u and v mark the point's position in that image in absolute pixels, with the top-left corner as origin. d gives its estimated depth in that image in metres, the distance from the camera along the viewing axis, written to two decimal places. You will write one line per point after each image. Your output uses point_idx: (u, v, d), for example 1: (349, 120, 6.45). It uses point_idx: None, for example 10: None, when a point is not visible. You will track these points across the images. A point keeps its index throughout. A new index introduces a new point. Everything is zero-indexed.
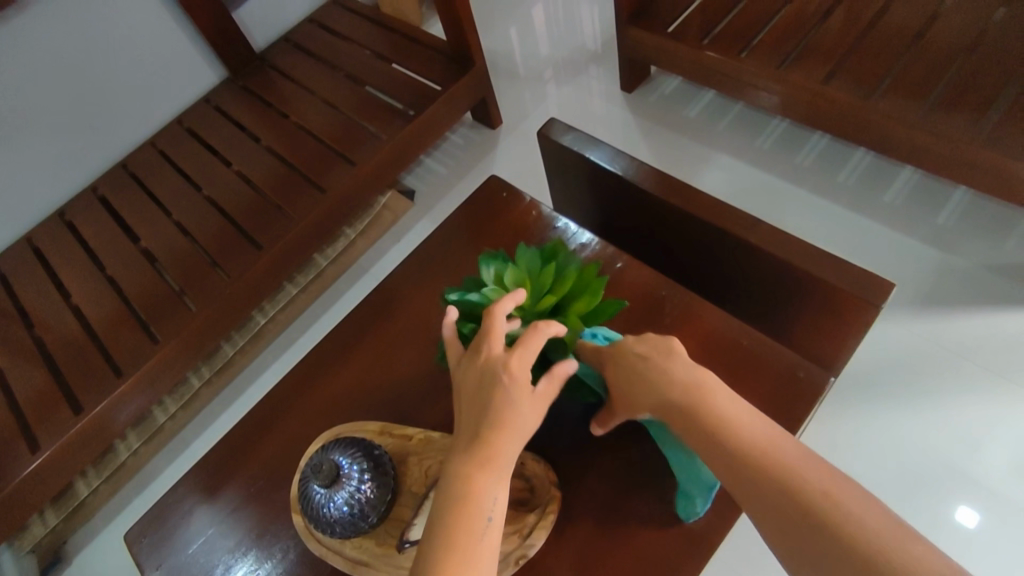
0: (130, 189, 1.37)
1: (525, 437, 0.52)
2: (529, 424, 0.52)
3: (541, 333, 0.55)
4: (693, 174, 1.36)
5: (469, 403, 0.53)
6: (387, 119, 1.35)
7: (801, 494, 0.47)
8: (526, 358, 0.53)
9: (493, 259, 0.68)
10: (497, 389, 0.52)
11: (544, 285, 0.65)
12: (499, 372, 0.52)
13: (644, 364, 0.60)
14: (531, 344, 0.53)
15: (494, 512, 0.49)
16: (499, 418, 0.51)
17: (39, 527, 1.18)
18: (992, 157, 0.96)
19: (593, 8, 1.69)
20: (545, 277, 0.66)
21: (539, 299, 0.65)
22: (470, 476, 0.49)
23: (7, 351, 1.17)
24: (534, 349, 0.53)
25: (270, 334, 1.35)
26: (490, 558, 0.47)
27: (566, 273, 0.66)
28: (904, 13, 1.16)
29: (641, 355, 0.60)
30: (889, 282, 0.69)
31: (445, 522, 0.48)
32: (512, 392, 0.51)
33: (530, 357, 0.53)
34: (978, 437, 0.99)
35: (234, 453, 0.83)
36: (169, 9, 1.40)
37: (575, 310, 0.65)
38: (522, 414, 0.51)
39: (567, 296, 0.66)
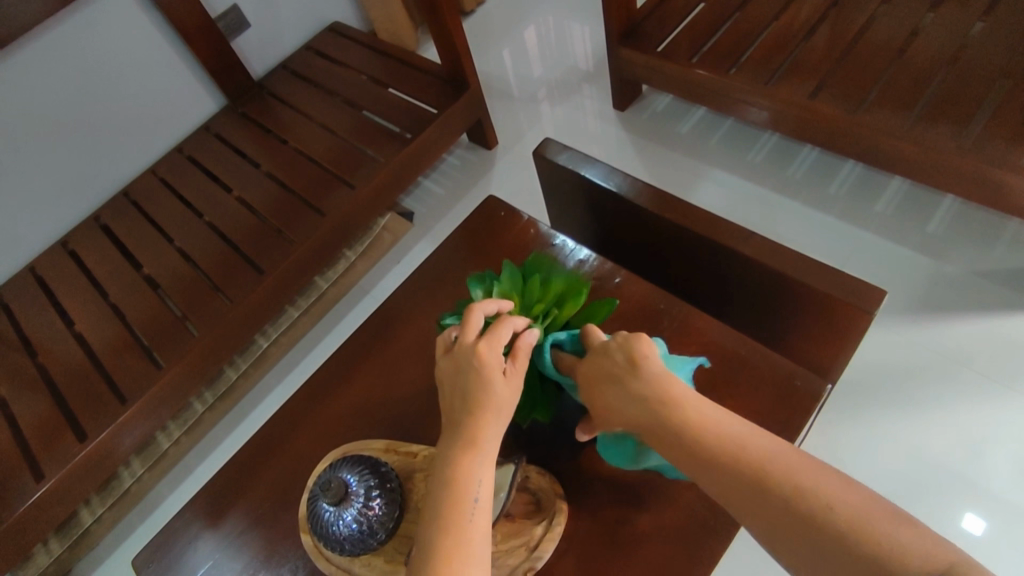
0: (132, 217, 1.38)
1: (506, 417, 0.54)
2: (505, 405, 0.54)
3: (511, 320, 0.59)
4: (686, 188, 1.38)
5: (454, 395, 0.55)
6: (384, 142, 1.37)
7: (808, 511, 0.42)
8: (496, 342, 0.56)
9: (479, 280, 0.69)
10: (473, 374, 0.54)
11: (531, 296, 0.66)
12: (471, 358, 0.55)
13: (605, 372, 0.55)
14: (501, 328, 0.57)
15: (481, 493, 0.51)
16: (477, 402, 0.53)
17: (44, 556, 1.17)
18: (976, 167, 0.98)
19: (583, 30, 1.73)
20: (532, 290, 0.67)
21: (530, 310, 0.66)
22: (456, 462, 0.52)
23: (12, 380, 1.17)
24: (504, 332, 0.57)
25: (272, 358, 1.36)
26: (483, 538, 0.49)
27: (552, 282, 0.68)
28: (884, 29, 1.19)
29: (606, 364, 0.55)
30: (881, 290, 0.70)
31: (438, 508, 0.50)
32: (485, 374, 0.54)
33: (501, 339, 0.56)
34: (978, 443, 0.99)
35: (240, 476, 0.84)
36: (169, 41, 1.43)
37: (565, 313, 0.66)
38: (498, 398, 0.54)
39: (556, 303, 0.68)
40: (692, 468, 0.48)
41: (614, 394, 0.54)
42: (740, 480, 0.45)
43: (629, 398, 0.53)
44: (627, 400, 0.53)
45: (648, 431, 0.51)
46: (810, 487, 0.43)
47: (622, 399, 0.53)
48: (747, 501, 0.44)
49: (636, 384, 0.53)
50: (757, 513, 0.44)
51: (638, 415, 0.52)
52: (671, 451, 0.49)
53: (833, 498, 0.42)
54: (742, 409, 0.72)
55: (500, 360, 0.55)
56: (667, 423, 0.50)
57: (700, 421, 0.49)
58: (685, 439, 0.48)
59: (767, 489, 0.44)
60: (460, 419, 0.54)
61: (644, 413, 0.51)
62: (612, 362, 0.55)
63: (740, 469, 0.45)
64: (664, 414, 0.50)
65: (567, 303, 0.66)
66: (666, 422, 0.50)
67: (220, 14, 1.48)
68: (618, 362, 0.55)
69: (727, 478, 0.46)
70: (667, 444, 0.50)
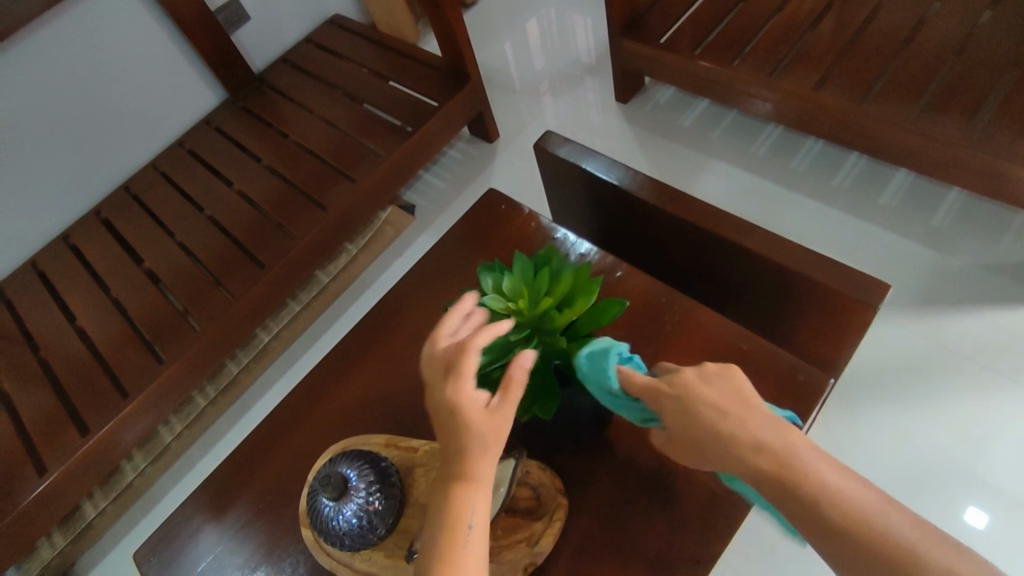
0: (133, 211, 1.38)
1: (498, 439, 0.50)
2: (490, 430, 0.49)
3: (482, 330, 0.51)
4: (689, 181, 1.37)
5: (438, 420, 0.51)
6: (385, 135, 1.37)
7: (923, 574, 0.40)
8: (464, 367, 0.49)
9: (490, 270, 0.69)
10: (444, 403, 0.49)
11: (539, 289, 0.65)
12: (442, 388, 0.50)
13: (702, 405, 0.50)
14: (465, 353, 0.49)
15: (475, 517, 0.49)
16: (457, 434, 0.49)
17: (48, 549, 1.17)
18: (981, 159, 0.97)
19: (585, 22, 1.71)
20: (540, 283, 0.66)
21: (537, 304, 0.64)
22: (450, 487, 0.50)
23: (13, 374, 1.18)
24: (472, 354, 0.49)
25: (274, 351, 1.36)
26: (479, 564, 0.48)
27: (561, 277, 0.66)
28: (890, 19, 1.18)
29: (692, 392, 0.51)
30: (885, 284, 0.69)
31: (438, 535, 0.49)
32: (457, 405, 0.49)
33: (468, 364, 0.49)
34: (979, 438, 0.99)
35: (240, 470, 0.84)
36: (170, 34, 1.42)
37: (575, 308, 0.65)
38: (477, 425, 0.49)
39: (565, 298, 0.66)
40: (802, 521, 0.45)
41: (715, 432, 0.49)
42: (857, 539, 0.42)
43: (735, 440, 0.48)
44: (731, 442, 0.48)
45: (754, 475, 0.47)
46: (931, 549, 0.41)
47: (726, 440, 0.49)
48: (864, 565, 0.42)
49: (741, 422, 0.49)
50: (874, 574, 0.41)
51: (745, 459, 0.48)
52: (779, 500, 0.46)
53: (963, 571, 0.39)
54: None
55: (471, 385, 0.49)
56: (778, 471, 0.46)
57: (811, 467, 0.45)
58: (797, 491, 0.45)
59: (887, 553, 0.41)
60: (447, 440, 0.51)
61: (755, 459, 0.47)
62: (713, 397, 0.50)
63: (860, 530, 0.42)
64: (772, 458, 0.46)
65: (577, 299, 0.65)
66: (777, 471, 0.46)
67: (219, 6, 1.47)
68: (724, 399, 0.50)
69: (842, 536, 0.42)
70: (773, 491, 0.46)
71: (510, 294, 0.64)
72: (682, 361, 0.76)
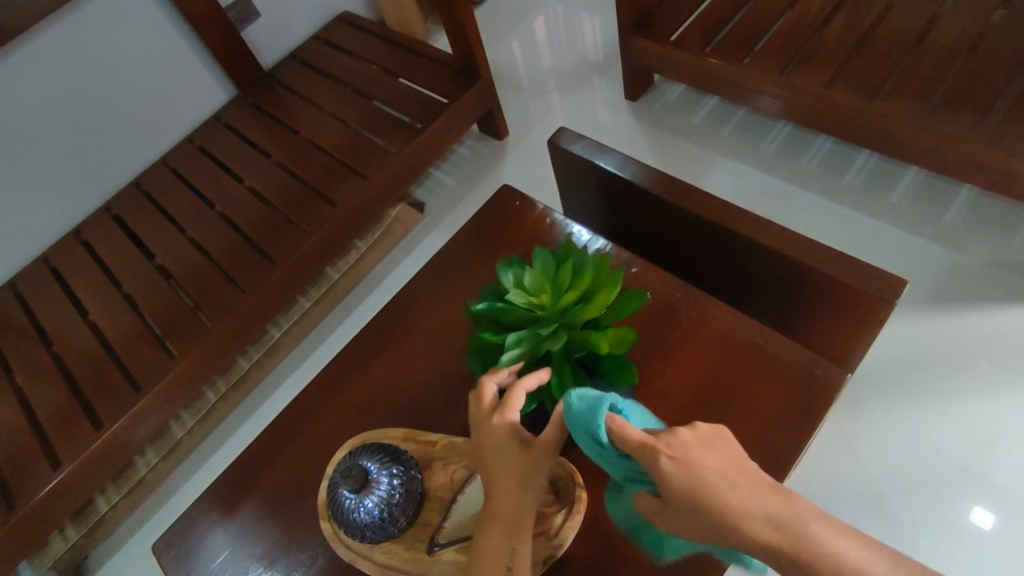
0: (144, 207, 1.39)
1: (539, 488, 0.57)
2: (532, 476, 0.56)
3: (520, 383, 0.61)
4: (699, 177, 1.37)
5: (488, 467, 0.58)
6: (395, 132, 1.37)
7: None
8: (510, 413, 0.59)
9: (510, 264, 0.70)
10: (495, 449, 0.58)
11: (562, 284, 0.67)
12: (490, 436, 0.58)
13: (707, 476, 0.44)
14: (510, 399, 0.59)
15: (514, 562, 0.54)
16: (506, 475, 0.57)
17: (60, 543, 1.18)
18: (995, 157, 0.97)
19: (594, 20, 1.72)
20: (562, 277, 0.67)
21: (560, 298, 0.66)
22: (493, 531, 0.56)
23: (26, 369, 1.18)
24: (516, 400, 0.60)
25: (284, 347, 1.36)
26: None
27: (583, 270, 0.67)
28: (901, 17, 1.18)
29: (692, 457, 0.45)
30: (902, 280, 0.69)
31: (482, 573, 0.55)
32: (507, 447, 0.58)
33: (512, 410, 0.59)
34: (990, 436, 0.99)
35: (257, 463, 0.84)
36: (180, 30, 1.42)
37: (598, 300, 0.65)
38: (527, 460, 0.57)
39: (589, 290, 0.66)
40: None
41: (723, 506, 0.43)
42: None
43: (744, 514, 0.42)
44: (740, 518, 0.42)
45: (767, 552, 0.41)
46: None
47: (736, 515, 0.42)
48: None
49: (749, 494, 0.43)
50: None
51: (757, 534, 0.41)
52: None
53: None
54: (760, 399, 0.72)
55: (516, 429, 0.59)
56: (797, 547, 0.40)
57: (828, 540, 0.39)
58: (822, 574, 0.39)
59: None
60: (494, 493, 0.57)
61: (766, 534, 0.41)
62: (715, 464, 0.45)
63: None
64: (787, 534, 0.40)
65: (599, 289, 0.65)
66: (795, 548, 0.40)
67: (230, 3, 1.48)
68: (724, 466, 0.45)
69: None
70: (789, 571, 0.40)
71: (532, 289, 0.66)
72: (698, 357, 0.77)
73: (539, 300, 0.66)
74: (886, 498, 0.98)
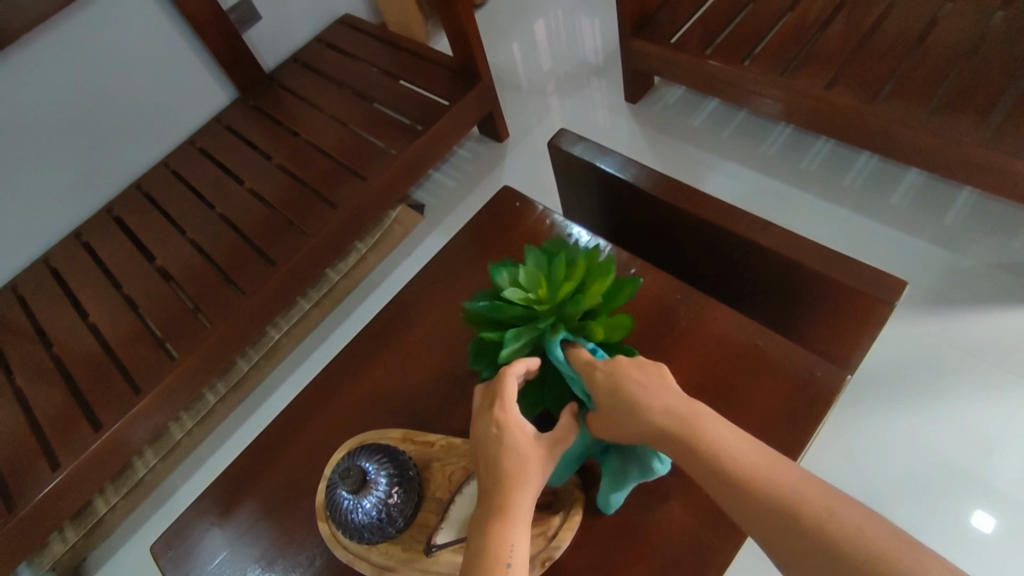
0: (144, 209, 1.39)
1: (536, 486, 0.54)
2: (531, 470, 0.54)
3: (512, 371, 0.60)
4: (699, 179, 1.37)
5: (485, 462, 0.56)
6: (396, 134, 1.37)
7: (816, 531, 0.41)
8: (507, 404, 0.57)
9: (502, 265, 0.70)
10: (493, 442, 0.56)
11: (557, 278, 0.66)
12: (490, 428, 0.56)
13: (628, 383, 0.55)
14: (506, 388, 0.58)
15: (515, 552, 0.49)
16: (504, 469, 0.54)
17: (60, 544, 1.18)
18: (996, 159, 0.97)
19: (593, 23, 1.72)
20: (557, 271, 0.67)
21: (556, 292, 0.66)
22: (495, 522, 0.51)
23: (26, 370, 1.18)
24: (510, 390, 0.58)
25: (284, 349, 1.36)
26: None
27: (576, 263, 0.67)
28: (901, 19, 1.18)
29: (624, 372, 0.56)
30: (902, 281, 0.69)
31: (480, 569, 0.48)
32: (505, 440, 0.55)
33: (510, 401, 0.57)
34: (992, 440, 0.99)
35: (255, 465, 0.84)
36: (182, 33, 1.43)
37: (592, 290, 0.65)
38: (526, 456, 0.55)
39: (583, 283, 0.67)
40: (698, 470, 0.48)
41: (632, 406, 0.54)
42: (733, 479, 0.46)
43: (646, 407, 0.53)
44: (642, 410, 0.53)
45: (660, 437, 0.51)
46: (803, 490, 0.44)
47: (640, 411, 0.53)
48: (746, 508, 0.45)
49: (658, 398, 0.53)
50: (752, 514, 0.45)
51: (654, 423, 0.52)
52: (681, 455, 0.50)
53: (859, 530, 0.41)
54: (759, 400, 0.72)
55: (515, 420, 0.57)
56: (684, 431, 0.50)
57: (712, 435, 0.49)
58: (694, 447, 0.49)
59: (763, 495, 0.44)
60: (491, 488, 0.53)
61: (665, 424, 0.51)
62: (640, 377, 0.55)
63: (741, 476, 0.46)
64: (675, 421, 0.51)
65: (595, 279, 0.66)
66: (679, 430, 0.50)
67: (231, 5, 1.48)
68: (647, 380, 0.55)
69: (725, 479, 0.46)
70: (675, 450, 0.50)
71: (528, 285, 0.66)
72: (696, 357, 0.77)
73: (536, 295, 0.66)
74: (886, 501, 0.98)
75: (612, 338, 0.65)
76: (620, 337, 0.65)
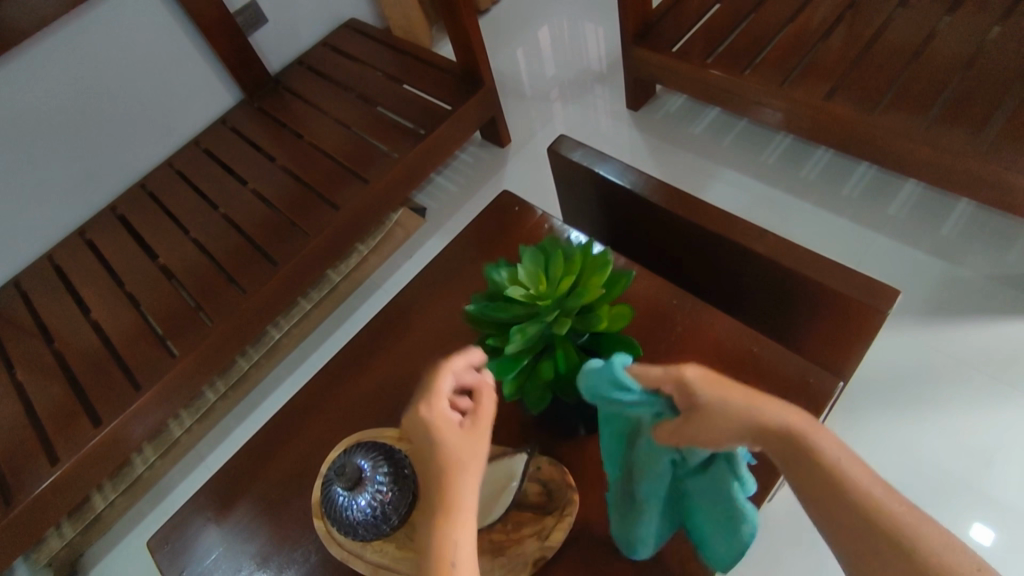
0: (148, 208, 1.40)
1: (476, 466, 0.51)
2: (466, 454, 0.51)
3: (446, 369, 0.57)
4: (702, 188, 1.38)
5: (424, 458, 0.52)
6: (399, 137, 1.38)
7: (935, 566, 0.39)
8: (435, 398, 0.54)
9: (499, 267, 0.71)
10: (426, 436, 0.52)
11: (557, 274, 0.68)
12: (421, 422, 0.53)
13: (727, 391, 0.50)
14: (437, 382, 0.55)
15: (459, 553, 0.46)
16: (440, 461, 0.50)
17: (57, 539, 1.19)
18: (992, 171, 0.98)
19: (597, 31, 1.73)
20: (554, 267, 0.68)
21: (557, 287, 0.67)
22: (433, 538, 0.47)
23: (28, 366, 1.19)
24: (442, 384, 0.55)
25: (283, 348, 1.37)
26: None
27: (572, 257, 0.69)
28: (900, 32, 1.19)
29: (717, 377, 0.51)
30: (895, 290, 0.70)
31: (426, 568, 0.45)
32: (436, 431, 0.52)
33: (438, 393, 0.55)
34: (986, 452, 0.99)
35: (251, 461, 0.85)
36: (189, 34, 1.44)
37: (592, 284, 0.67)
38: (459, 444, 0.51)
39: (581, 277, 0.68)
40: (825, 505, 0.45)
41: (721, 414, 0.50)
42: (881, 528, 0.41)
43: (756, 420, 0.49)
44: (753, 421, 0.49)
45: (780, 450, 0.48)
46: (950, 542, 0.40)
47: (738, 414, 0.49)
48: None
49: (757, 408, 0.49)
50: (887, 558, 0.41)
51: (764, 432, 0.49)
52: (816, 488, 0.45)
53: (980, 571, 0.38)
54: None
55: (446, 411, 0.53)
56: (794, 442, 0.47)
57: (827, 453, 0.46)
58: (838, 489, 0.44)
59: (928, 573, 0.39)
60: (431, 484, 0.50)
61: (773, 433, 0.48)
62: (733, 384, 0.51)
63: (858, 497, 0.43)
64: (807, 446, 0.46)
65: (592, 271, 0.67)
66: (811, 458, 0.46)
67: (239, 8, 1.50)
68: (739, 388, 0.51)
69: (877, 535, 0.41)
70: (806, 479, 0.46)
71: (527, 283, 0.67)
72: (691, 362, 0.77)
73: (536, 290, 0.67)
74: None
75: (614, 328, 0.67)
76: (621, 327, 0.67)
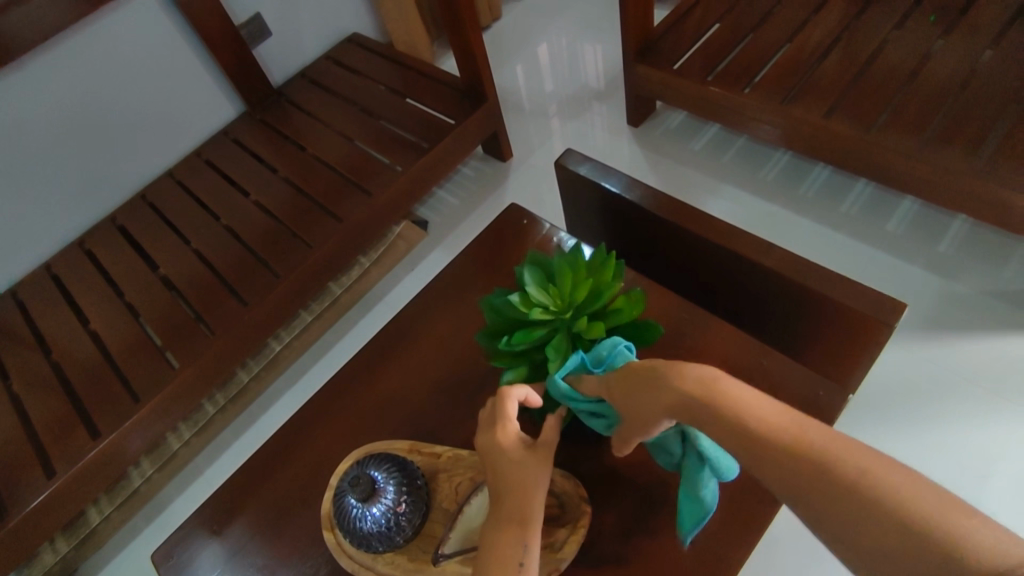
0: (149, 218, 1.40)
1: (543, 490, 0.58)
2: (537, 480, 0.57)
3: (519, 394, 0.62)
4: (699, 201, 1.40)
5: (496, 475, 0.58)
6: (401, 150, 1.39)
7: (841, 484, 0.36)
8: (510, 422, 0.60)
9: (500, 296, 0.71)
10: (499, 457, 0.59)
11: (569, 283, 0.69)
12: (496, 445, 0.59)
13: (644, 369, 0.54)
14: (509, 407, 0.60)
15: (525, 557, 0.52)
16: (514, 481, 0.57)
17: (50, 554, 1.17)
18: (992, 190, 0.99)
19: (596, 49, 1.76)
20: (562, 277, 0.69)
21: (574, 297, 0.69)
22: (498, 546, 0.53)
23: (24, 377, 1.18)
24: (513, 408, 0.61)
25: (284, 361, 1.36)
26: None
27: (574, 262, 0.70)
28: (895, 53, 1.21)
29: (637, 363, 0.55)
30: (902, 303, 0.71)
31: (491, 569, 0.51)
32: (510, 455, 0.58)
33: (512, 418, 0.60)
34: (986, 468, 0.99)
35: (257, 473, 0.84)
36: (192, 46, 1.45)
37: (602, 282, 0.69)
38: (533, 469, 0.58)
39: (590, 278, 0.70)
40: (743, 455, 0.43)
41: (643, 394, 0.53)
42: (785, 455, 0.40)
43: (665, 387, 0.50)
44: (663, 388, 0.51)
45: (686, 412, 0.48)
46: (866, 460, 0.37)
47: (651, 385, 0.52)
48: (807, 490, 0.38)
49: (665, 374, 0.51)
50: (802, 489, 0.38)
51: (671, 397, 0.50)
52: (721, 436, 0.45)
53: (903, 486, 0.34)
54: None
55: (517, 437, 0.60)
56: (696, 394, 0.47)
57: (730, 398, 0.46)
58: (739, 426, 0.43)
59: (821, 467, 0.37)
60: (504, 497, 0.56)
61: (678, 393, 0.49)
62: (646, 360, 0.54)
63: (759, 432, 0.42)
64: (705, 394, 0.47)
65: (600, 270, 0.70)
66: (705, 400, 0.46)
67: (243, 22, 1.50)
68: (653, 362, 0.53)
69: (772, 456, 0.40)
70: (705, 423, 0.46)
71: (541, 302, 0.68)
72: None
73: (554, 306, 0.68)
74: None
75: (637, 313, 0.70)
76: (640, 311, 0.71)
